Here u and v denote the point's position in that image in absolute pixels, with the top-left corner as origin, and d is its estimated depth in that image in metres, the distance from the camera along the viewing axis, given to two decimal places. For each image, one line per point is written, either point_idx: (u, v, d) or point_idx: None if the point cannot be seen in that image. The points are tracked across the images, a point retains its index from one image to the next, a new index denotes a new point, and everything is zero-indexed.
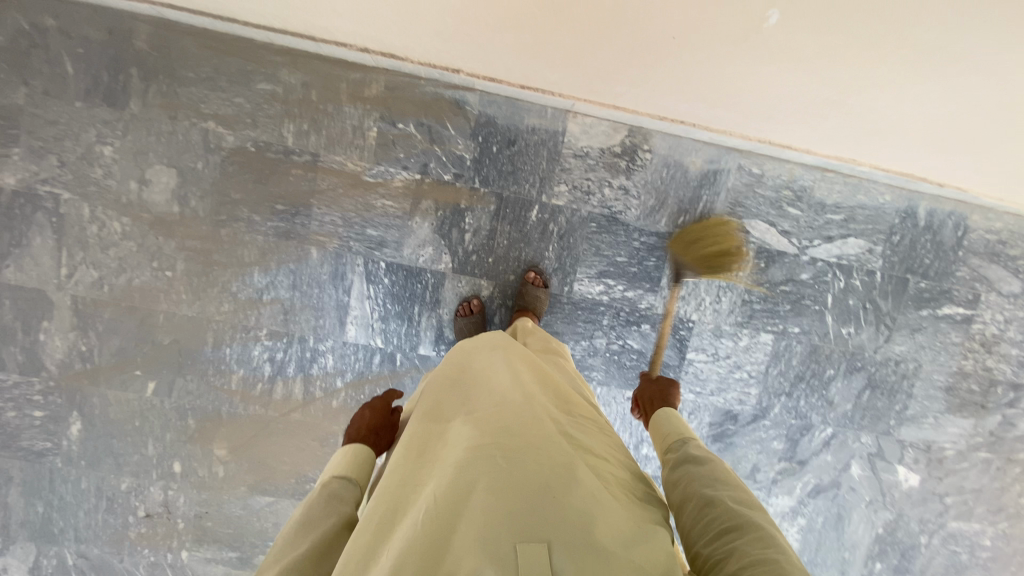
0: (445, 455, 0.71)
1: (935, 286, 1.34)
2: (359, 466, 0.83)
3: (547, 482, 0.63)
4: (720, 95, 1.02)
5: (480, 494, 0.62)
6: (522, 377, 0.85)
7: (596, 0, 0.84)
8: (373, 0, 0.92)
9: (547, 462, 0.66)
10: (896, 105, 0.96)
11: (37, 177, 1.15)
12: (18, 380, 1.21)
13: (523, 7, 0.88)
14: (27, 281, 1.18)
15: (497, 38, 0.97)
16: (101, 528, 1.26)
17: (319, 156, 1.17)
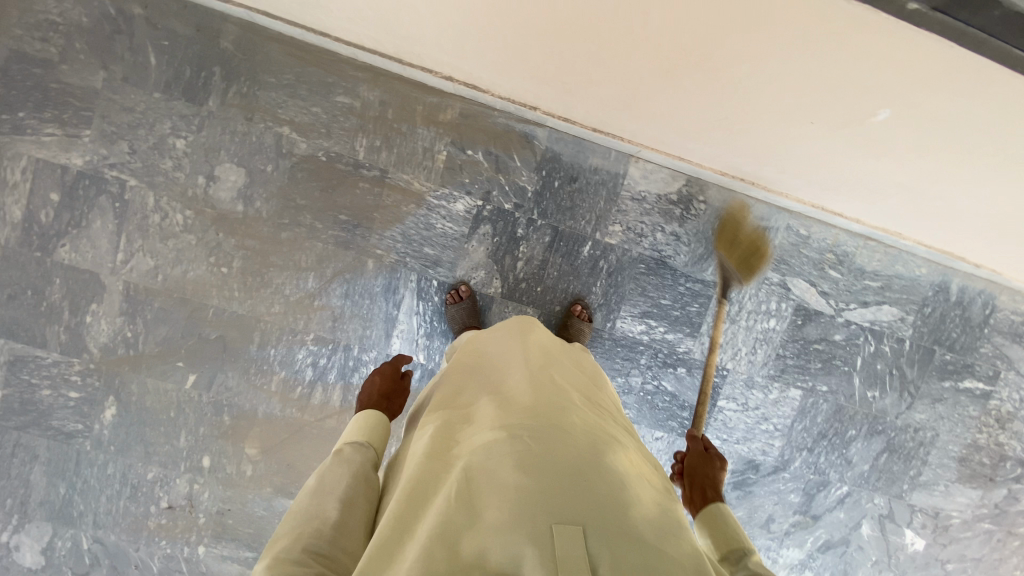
0: (468, 436, 0.68)
1: (959, 359, 1.39)
2: (374, 427, 0.78)
3: (581, 467, 0.61)
4: (800, 167, 1.01)
5: (512, 471, 0.59)
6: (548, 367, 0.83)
7: (706, 77, 0.81)
8: (473, 46, 0.92)
9: (579, 448, 0.64)
10: (970, 200, 0.98)
11: (105, 161, 1.15)
12: (58, 359, 1.20)
13: (628, 71, 0.85)
14: (81, 262, 1.18)
15: (590, 91, 0.95)
16: (121, 515, 1.25)
17: (387, 173, 1.20)
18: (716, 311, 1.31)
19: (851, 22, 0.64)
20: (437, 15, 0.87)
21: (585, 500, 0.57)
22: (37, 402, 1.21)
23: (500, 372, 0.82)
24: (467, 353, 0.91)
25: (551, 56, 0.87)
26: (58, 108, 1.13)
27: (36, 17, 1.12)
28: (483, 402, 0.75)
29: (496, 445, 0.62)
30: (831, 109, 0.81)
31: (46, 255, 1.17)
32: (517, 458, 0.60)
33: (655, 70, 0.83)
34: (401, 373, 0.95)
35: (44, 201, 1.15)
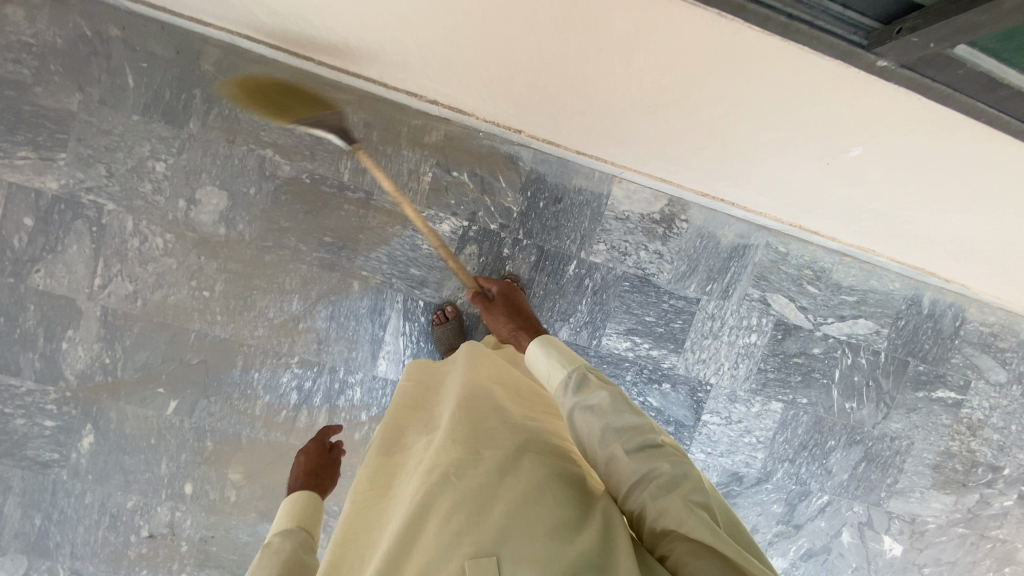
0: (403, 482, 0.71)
1: (932, 369, 1.44)
2: (308, 509, 0.76)
3: (499, 493, 0.63)
4: (777, 193, 1.04)
5: (433, 513, 0.61)
6: (481, 385, 0.84)
7: (687, 114, 0.83)
8: (459, 79, 0.94)
9: (496, 472, 0.66)
10: (937, 224, 1.02)
11: (82, 184, 1.13)
12: (33, 387, 1.17)
13: (612, 105, 0.86)
14: (57, 287, 1.15)
15: (573, 122, 0.96)
16: (100, 545, 1.22)
17: (373, 195, 1.20)
18: (699, 326, 1.34)
19: (811, 63, 0.66)
20: (421, 48, 0.86)
21: (501, 525, 0.59)
22: (12, 432, 1.18)
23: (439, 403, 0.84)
24: (409, 379, 0.93)
25: (530, 88, 0.88)
26: (32, 131, 1.11)
27: (7, 38, 1.09)
28: (417, 444, 0.77)
29: (418, 491, 0.64)
30: (777, 133, 0.83)
31: (19, 280, 1.14)
32: (435, 499, 0.62)
33: (636, 104, 0.84)
34: (328, 449, 0.93)
35: (17, 226, 1.12)
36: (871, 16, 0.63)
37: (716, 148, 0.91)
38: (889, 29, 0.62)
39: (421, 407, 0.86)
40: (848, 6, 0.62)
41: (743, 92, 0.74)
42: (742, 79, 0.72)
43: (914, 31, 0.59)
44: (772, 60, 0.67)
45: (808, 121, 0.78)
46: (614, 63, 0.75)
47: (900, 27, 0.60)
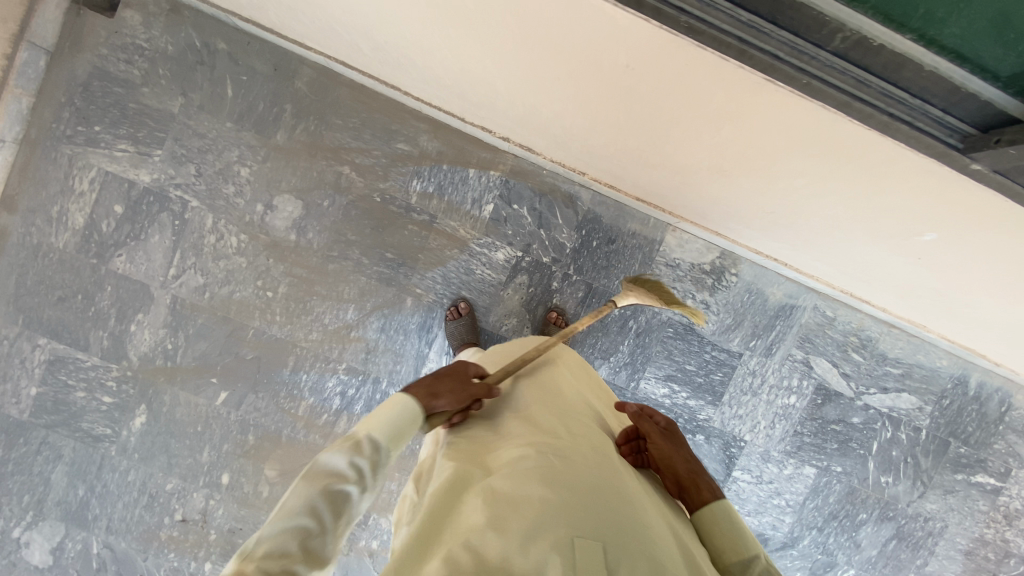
0: (493, 451, 0.69)
1: (974, 453, 1.40)
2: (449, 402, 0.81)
3: (595, 484, 0.63)
4: (833, 259, 1.06)
5: (531, 484, 0.61)
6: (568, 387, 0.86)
7: (762, 178, 0.87)
8: (541, 123, 0.98)
9: (587, 463, 0.66)
10: (996, 310, 1.03)
11: (172, 181, 1.21)
12: (97, 363, 1.24)
13: (691, 163, 0.91)
14: (134, 273, 1.23)
15: (644, 172, 1.01)
16: (135, 523, 1.27)
17: (436, 219, 1.26)
18: (739, 381, 1.34)
19: (898, 155, 0.71)
20: (514, 94, 0.92)
21: (598, 514, 0.60)
22: (71, 404, 1.24)
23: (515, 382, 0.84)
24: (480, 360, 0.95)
25: (601, 139, 0.94)
26: (133, 127, 1.20)
27: (124, 41, 1.19)
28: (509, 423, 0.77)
29: (521, 459, 0.65)
30: (846, 207, 0.86)
31: (101, 263, 1.22)
32: (538, 472, 0.62)
33: (716, 164, 0.88)
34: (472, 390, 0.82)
35: (107, 212, 1.21)
36: (969, 124, 0.67)
37: (784, 212, 0.94)
38: (987, 138, 0.66)
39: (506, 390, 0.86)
40: (948, 112, 0.67)
41: (820, 170, 0.79)
42: (831, 158, 0.76)
43: (1012, 143, 0.63)
44: (864, 147, 0.72)
45: (882, 200, 0.82)
46: (702, 126, 0.79)
47: (999, 138, 0.65)
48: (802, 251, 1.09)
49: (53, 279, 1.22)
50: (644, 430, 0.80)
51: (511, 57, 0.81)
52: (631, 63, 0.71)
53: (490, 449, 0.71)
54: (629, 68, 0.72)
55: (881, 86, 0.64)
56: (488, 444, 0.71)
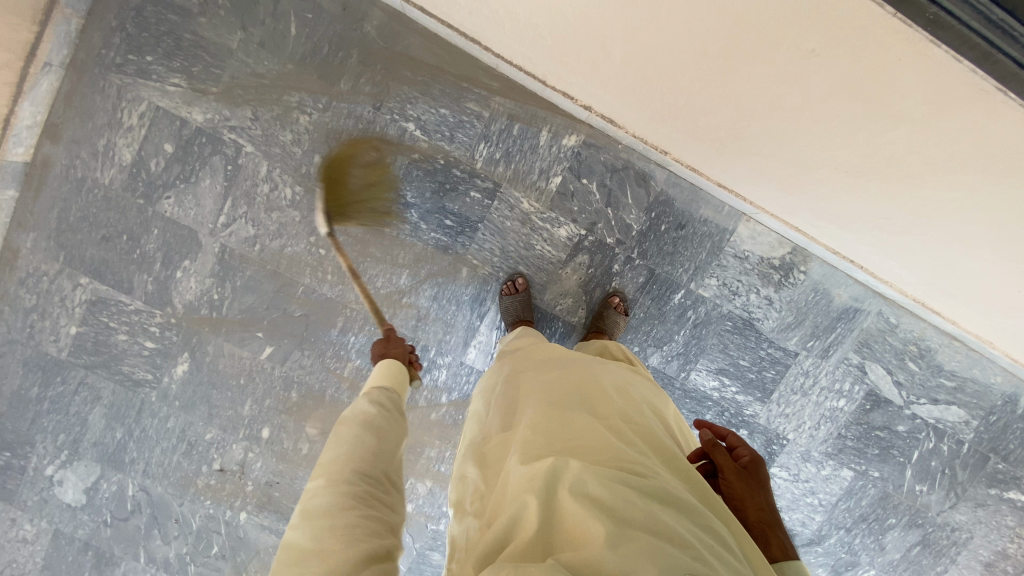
0: (583, 452, 0.69)
1: (1011, 470, 1.39)
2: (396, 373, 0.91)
3: (686, 505, 0.63)
4: (927, 263, 1.03)
5: (633, 500, 0.60)
6: (627, 398, 0.83)
7: (900, 167, 0.83)
8: (661, 91, 0.93)
9: (676, 485, 0.66)
10: None
11: (226, 122, 1.14)
12: (140, 307, 1.20)
13: (817, 151, 0.88)
14: (182, 217, 1.17)
15: (756, 159, 0.97)
16: (172, 469, 1.27)
17: (500, 187, 1.20)
18: (791, 381, 1.32)
19: None
20: (647, 59, 0.87)
21: (696, 536, 0.59)
22: (111, 346, 1.22)
23: (589, 383, 0.85)
24: (541, 358, 0.95)
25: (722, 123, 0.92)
26: (188, 60, 1.12)
27: None
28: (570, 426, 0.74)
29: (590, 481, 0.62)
30: (973, 199, 0.83)
31: (148, 203, 1.16)
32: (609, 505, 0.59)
33: (846, 151, 0.85)
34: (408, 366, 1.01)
35: (157, 150, 1.14)
36: None
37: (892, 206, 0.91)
38: None
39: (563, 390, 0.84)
40: None
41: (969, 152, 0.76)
42: (992, 167, 0.77)
43: None
44: None
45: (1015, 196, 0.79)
46: (861, 121, 0.78)
47: None
48: (887, 254, 1.06)
49: (97, 216, 1.16)
50: (718, 462, 0.78)
51: (680, 28, 0.78)
52: (817, 51, 0.71)
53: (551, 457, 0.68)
54: (814, 54, 0.71)
55: None
56: (575, 445, 0.70)
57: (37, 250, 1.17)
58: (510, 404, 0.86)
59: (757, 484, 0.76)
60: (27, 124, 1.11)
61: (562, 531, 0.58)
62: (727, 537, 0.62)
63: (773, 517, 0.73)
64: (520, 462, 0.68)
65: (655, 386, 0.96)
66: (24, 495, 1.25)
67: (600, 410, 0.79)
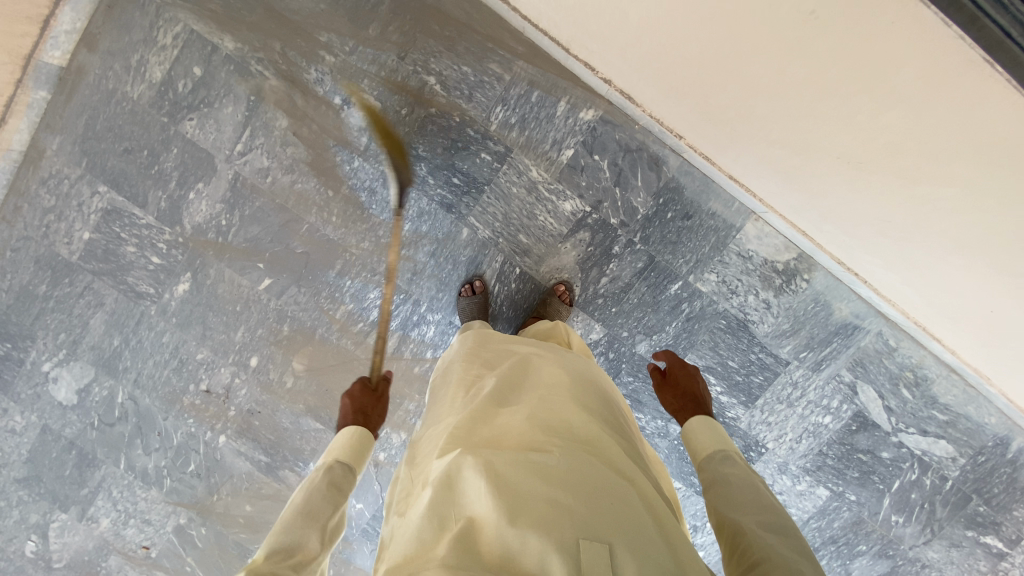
0: (493, 436, 0.72)
1: (992, 514, 1.34)
2: (357, 447, 0.87)
3: (587, 474, 0.66)
4: (914, 271, 1.04)
5: (532, 478, 0.64)
6: (547, 377, 0.86)
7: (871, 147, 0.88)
8: (677, 58, 0.96)
9: (580, 454, 0.69)
10: None
11: (254, 52, 1.17)
12: (151, 223, 1.24)
13: (802, 132, 0.93)
14: (202, 140, 1.20)
15: (755, 140, 1.01)
16: (162, 383, 1.32)
17: (511, 152, 1.20)
18: (778, 390, 1.30)
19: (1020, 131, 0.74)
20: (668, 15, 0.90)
21: (593, 500, 0.63)
22: (118, 256, 1.26)
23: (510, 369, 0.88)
24: (473, 351, 0.96)
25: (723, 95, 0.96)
26: None
27: None
28: (487, 411, 0.77)
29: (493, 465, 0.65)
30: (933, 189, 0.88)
31: (171, 123, 1.20)
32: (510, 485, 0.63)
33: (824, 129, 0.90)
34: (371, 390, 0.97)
35: (186, 72, 1.17)
36: None
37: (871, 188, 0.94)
38: None
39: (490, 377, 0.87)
40: None
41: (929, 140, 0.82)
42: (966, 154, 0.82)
43: None
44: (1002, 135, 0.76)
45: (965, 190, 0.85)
46: (853, 89, 0.82)
47: None
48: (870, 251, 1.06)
49: (122, 128, 1.20)
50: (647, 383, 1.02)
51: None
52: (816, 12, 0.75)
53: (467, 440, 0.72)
54: (814, 15, 0.76)
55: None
56: (487, 431, 0.73)
57: (62, 153, 1.21)
58: (441, 397, 0.89)
59: (671, 384, 0.97)
60: (65, 29, 1.16)
61: (466, 508, 0.63)
62: (630, 494, 0.66)
63: (681, 404, 0.93)
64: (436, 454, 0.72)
65: (587, 361, 0.97)
66: (19, 387, 1.31)
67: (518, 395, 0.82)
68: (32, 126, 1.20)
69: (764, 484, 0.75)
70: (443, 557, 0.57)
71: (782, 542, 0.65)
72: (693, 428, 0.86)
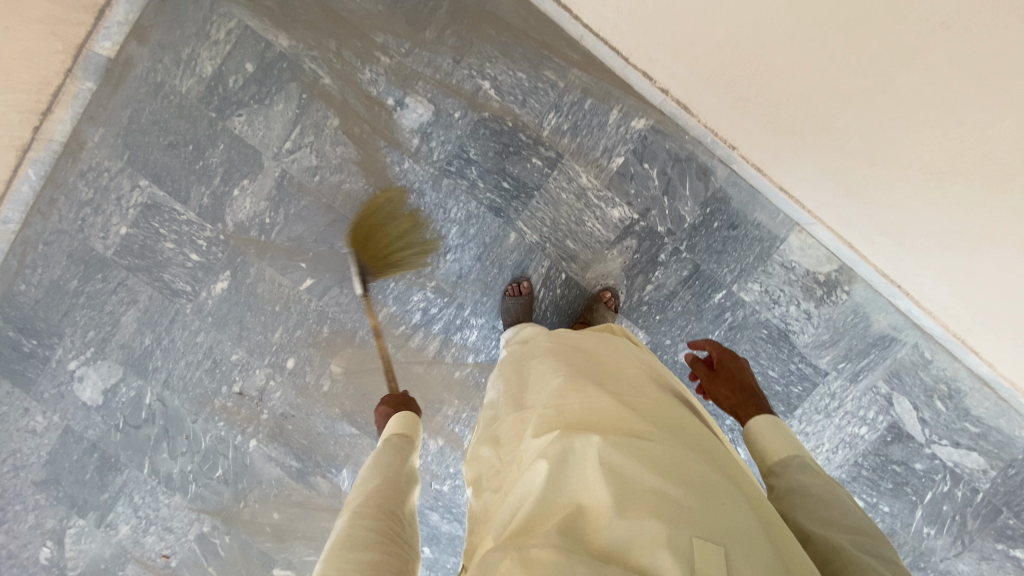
0: (593, 422, 0.69)
1: (1021, 527, 1.36)
2: (408, 424, 0.89)
3: (697, 470, 0.62)
4: (969, 286, 1.05)
5: (641, 466, 0.60)
6: (639, 373, 0.84)
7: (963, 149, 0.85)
8: (744, 69, 0.97)
9: (685, 450, 0.66)
10: None
11: (309, 51, 1.16)
12: (192, 219, 1.22)
13: (884, 134, 0.91)
14: (250, 137, 1.19)
15: (825, 149, 1.00)
16: (193, 385, 1.28)
17: (562, 159, 1.21)
18: (816, 400, 1.31)
19: None
20: (735, 29, 0.91)
21: (706, 497, 0.58)
22: (155, 252, 1.23)
23: (603, 362, 0.86)
24: (552, 341, 0.94)
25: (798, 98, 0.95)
26: None
27: None
28: (582, 394, 0.74)
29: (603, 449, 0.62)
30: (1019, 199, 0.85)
31: (219, 118, 1.18)
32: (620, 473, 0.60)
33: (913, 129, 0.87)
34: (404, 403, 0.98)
35: (238, 68, 1.16)
36: None
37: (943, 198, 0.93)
38: None
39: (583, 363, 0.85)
40: None
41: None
42: None
43: None
44: None
45: None
46: (961, 102, 0.80)
47: None
48: (934, 261, 1.06)
49: (168, 122, 1.18)
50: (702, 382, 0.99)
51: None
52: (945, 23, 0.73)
53: (568, 424, 0.69)
54: (946, 26, 0.73)
55: None
56: (585, 416, 0.70)
57: (103, 145, 1.19)
58: (524, 382, 0.87)
59: (726, 377, 0.94)
60: (118, 20, 1.14)
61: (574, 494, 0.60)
62: (738, 495, 0.62)
63: (741, 399, 0.90)
64: (533, 438, 0.69)
65: (667, 364, 0.95)
66: (42, 386, 1.26)
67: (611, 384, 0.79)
68: (74, 117, 1.17)
69: (850, 497, 0.72)
70: (551, 541, 0.54)
71: (880, 564, 0.63)
72: (760, 430, 0.81)
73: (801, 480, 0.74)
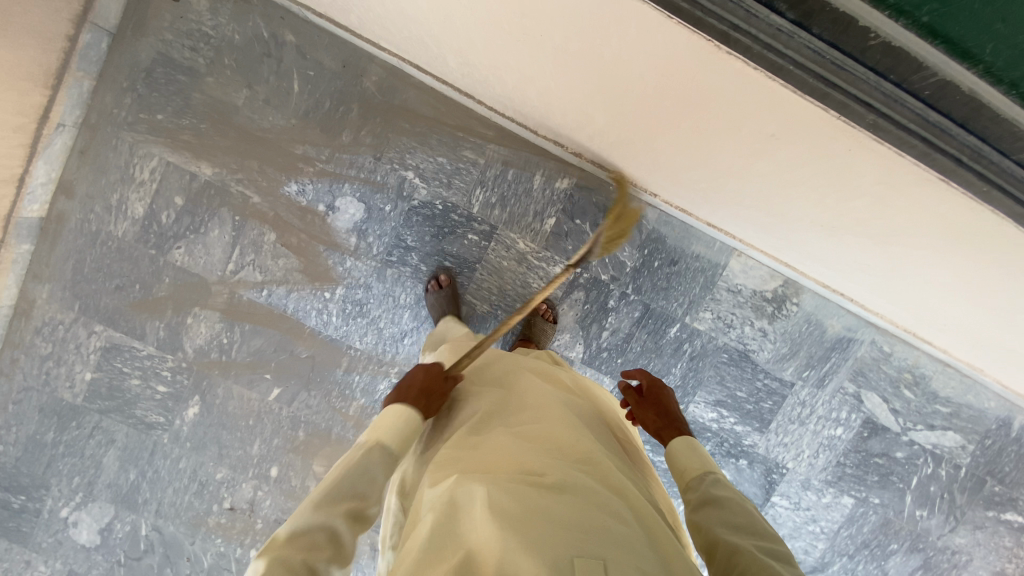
0: (489, 461, 0.70)
1: (1006, 491, 1.39)
2: (398, 432, 0.77)
3: (583, 493, 0.65)
4: (891, 291, 1.10)
5: (527, 499, 0.62)
6: (546, 393, 0.85)
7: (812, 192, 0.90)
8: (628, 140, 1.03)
9: (576, 473, 0.68)
10: None
11: (233, 174, 1.19)
12: (152, 353, 1.25)
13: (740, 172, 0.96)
14: (193, 266, 1.22)
15: (709, 188, 1.06)
16: (184, 509, 1.30)
17: (496, 230, 1.24)
18: (788, 411, 1.34)
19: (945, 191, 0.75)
20: (610, 115, 0.98)
21: (586, 518, 0.61)
22: (125, 391, 1.26)
23: (510, 387, 0.87)
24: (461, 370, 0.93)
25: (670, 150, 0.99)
26: (196, 117, 1.18)
27: (190, 27, 1.16)
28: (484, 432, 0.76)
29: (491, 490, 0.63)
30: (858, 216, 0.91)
31: (160, 253, 1.21)
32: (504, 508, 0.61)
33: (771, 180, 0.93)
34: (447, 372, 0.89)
35: (168, 203, 1.19)
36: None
37: (802, 212, 0.98)
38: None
39: (489, 392, 0.86)
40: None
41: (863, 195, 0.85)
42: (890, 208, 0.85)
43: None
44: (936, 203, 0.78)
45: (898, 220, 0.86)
46: (797, 163, 0.85)
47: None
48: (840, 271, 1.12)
49: (111, 266, 1.21)
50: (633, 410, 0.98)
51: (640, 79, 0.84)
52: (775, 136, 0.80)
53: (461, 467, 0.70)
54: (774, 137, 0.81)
55: (976, 143, 0.66)
56: (477, 457, 0.71)
57: (53, 300, 1.22)
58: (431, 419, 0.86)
59: (654, 403, 0.96)
60: (41, 181, 1.16)
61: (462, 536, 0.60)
62: (623, 508, 0.66)
63: (665, 422, 0.92)
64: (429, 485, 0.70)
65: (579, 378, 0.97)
66: (38, 537, 1.28)
67: (513, 412, 0.80)
68: (19, 279, 1.20)
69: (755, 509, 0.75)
70: None
71: (784, 567, 0.64)
72: (678, 451, 0.85)
73: (714, 490, 0.77)
